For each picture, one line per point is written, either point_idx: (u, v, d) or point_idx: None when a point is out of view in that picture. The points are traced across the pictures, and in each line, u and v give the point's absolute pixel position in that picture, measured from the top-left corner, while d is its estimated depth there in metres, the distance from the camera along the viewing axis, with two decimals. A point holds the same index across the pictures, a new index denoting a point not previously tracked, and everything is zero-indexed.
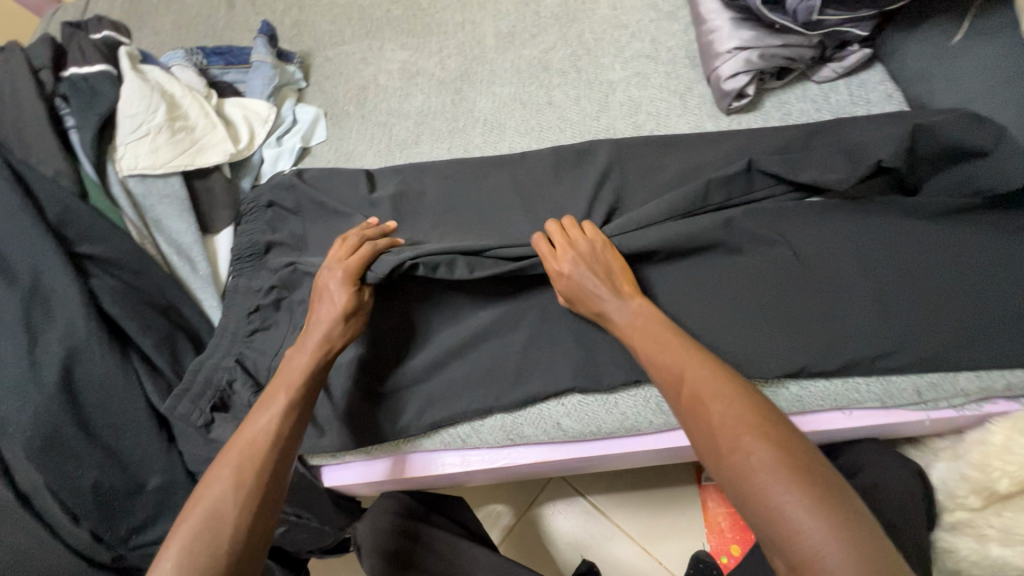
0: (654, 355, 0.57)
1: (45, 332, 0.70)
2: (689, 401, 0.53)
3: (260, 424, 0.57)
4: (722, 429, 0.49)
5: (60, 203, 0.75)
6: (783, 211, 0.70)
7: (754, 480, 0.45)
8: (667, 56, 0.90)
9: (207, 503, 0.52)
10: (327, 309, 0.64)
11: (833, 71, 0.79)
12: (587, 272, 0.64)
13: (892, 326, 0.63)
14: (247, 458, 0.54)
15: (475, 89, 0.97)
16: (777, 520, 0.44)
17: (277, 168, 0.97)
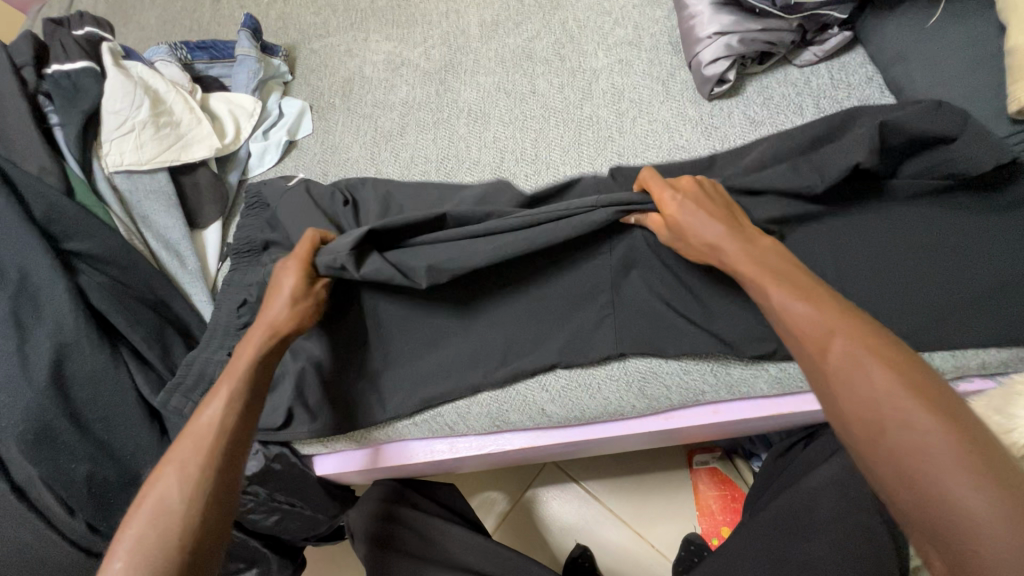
0: (790, 311, 0.50)
1: (34, 328, 0.71)
2: (832, 368, 0.46)
3: (206, 415, 0.56)
4: (884, 401, 0.42)
5: (45, 200, 0.76)
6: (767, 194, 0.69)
7: (922, 463, 0.40)
8: (650, 42, 0.90)
9: (154, 499, 0.51)
10: (277, 296, 0.64)
11: (814, 54, 0.79)
12: (703, 207, 0.60)
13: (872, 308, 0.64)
14: (192, 451, 0.54)
15: (458, 80, 0.97)
16: (942, 510, 0.38)
17: (264, 162, 0.97)
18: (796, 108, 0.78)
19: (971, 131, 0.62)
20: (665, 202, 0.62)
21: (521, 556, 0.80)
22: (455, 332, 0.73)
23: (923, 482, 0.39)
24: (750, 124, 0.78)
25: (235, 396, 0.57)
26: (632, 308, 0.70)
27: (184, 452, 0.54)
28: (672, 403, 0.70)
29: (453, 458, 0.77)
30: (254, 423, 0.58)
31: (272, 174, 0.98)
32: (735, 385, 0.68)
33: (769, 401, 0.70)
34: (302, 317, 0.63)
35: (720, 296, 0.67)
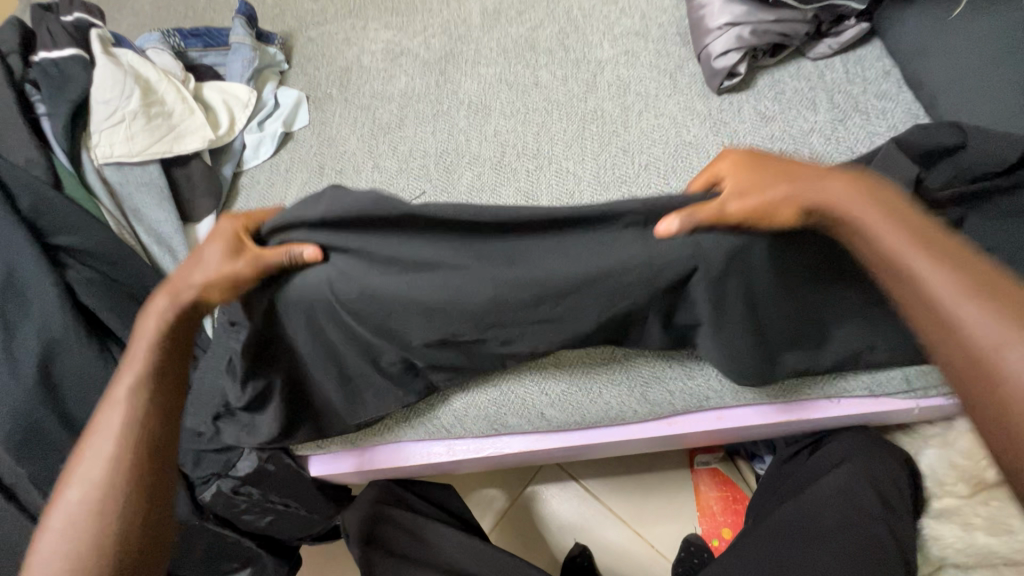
0: (871, 234, 0.46)
1: (21, 325, 0.69)
2: (921, 290, 0.43)
3: (112, 414, 0.54)
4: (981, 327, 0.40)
5: (32, 192, 0.73)
6: None
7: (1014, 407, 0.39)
8: (657, 33, 0.87)
9: (66, 506, 0.51)
10: (193, 277, 0.55)
11: (829, 46, 0.75)
12: (779, 173, 0.49)
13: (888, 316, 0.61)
14: (99, 455, 0.52)
15: (459, 70, 0.94)
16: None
17: (259, 154, 0.94)
18: (811, 103, 0.74)
19: (973, 137, 0.57)
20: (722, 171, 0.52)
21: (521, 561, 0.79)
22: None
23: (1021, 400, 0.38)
24: (762, 120, 0.75)
25: (134, 389, 0.54)
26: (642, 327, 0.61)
27: (91, 453, 0.52)
28: (676, 408, 0.68)
29: (451, 460, 0.76)
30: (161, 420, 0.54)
31: (266, 166, 0.95)
32: (741, 391, 0.66)
33: (775, 408, 0.68)
34: (219, 295, 0.54)
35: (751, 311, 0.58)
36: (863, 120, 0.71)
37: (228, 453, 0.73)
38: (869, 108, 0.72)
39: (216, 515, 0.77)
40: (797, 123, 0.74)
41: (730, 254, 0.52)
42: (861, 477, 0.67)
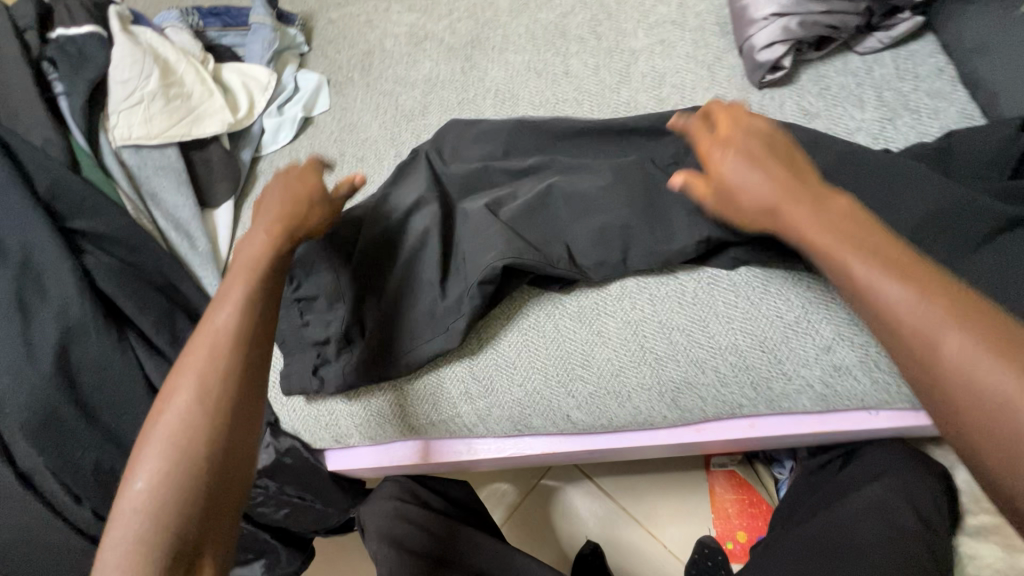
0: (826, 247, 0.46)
1: (38, 311, 0.67)
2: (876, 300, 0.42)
3: (219, 320, 0.50)
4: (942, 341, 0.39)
5: (50, 174, 0.71)
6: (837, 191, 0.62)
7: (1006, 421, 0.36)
8: (695, 22, 0.83)
9: (174, 413, 0.46)
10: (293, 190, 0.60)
11: (880, 40, 0.71)
12: (756, 155, 0.53)
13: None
14: (209, 358, 0.48)
15: (486, 57, 0.91)
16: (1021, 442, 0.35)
17: (278, 139, 0.92)
18: (857, 100, 0.70)
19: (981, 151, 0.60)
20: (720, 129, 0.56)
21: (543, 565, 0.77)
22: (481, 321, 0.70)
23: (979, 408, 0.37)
24: (804, 116, 0.72)
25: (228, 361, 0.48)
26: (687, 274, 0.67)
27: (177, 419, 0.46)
28: (707, 415, 0.66)
29: (472, 459, 0.74)
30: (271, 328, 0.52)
31: (285, 152, 0.93)
32: (776, 401, 0.64)
33: (807, 417, 0.66)
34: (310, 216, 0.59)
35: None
36: (914, 119, 0.68)
37: None
38: (920, 106, 0.68)
39: None
40: (842, 120, 0.70)
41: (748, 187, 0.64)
42: (897, 494, 0.66)
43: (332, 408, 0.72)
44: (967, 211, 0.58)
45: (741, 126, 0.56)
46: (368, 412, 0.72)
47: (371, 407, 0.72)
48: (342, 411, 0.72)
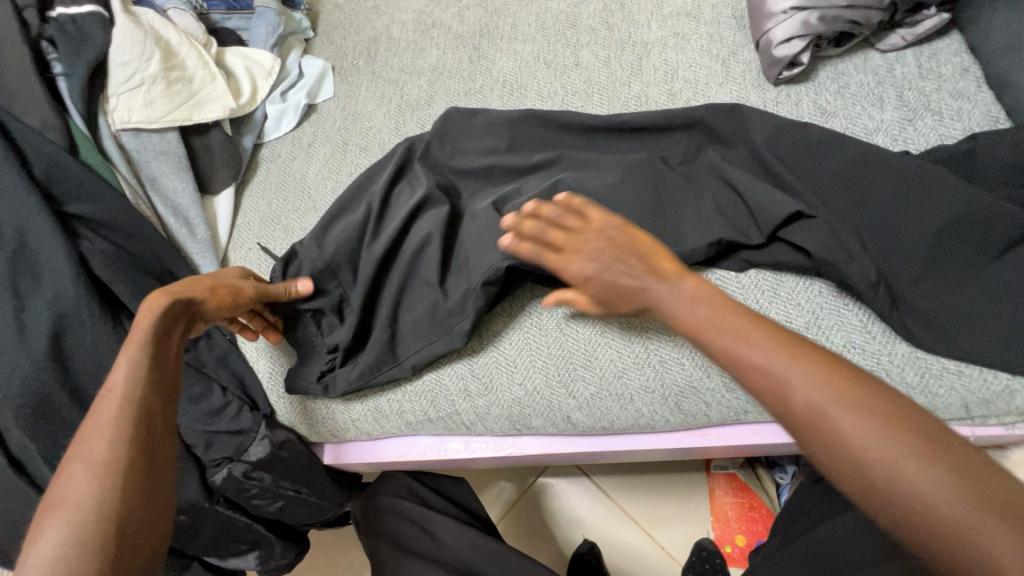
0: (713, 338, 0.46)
1: (32, 297, 0.66)
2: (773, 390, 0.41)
3: (116, 376, 0.46)
4: (837, 417, 0.38)
5: (47, 157, 0.70)
6: (853, 193, 0.61)
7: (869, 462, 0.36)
8: (711, 15, 0.80)
9: (65, 483, 0.41)
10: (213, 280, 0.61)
11: (903, 37, 0.69)
12: (614, 257, 0.54)
13: (928, 326, 0.57)
14: (108, 414, 0.44)
15: (495, 47, 0.89)
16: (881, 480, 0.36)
17: (282, 125, 0.91)
18: (876, 100, 0.68)
19: (1006, 153, 0.58)
20: (567, 243, 0.57)
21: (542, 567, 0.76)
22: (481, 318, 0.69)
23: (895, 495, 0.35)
24: (821, 115, 0.69)
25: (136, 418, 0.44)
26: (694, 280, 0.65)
27: (77, 488, 0.40)
28: (710, 420, 0.64)
29: (468, 457, 0.73)
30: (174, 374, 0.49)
31: (288, 139, 0.92)
32: None
33: None
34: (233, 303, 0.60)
35: (761, 203, 0.61)
36: (935, 120, 0.66)
37: (241, 437, 0.71)
38: (942, 107, 0.66)
39: (226, 497, 0.75)
40: (860, 120, 0.68)
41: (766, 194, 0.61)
42: None
43: (329, 403, 0.72)
44: (988, 217, 0.56)
45: (582, 234, 0.56)
46: (366, 408, 0.71)
47: (368, 403, 0.71)
48: (340, 406, 0.72)
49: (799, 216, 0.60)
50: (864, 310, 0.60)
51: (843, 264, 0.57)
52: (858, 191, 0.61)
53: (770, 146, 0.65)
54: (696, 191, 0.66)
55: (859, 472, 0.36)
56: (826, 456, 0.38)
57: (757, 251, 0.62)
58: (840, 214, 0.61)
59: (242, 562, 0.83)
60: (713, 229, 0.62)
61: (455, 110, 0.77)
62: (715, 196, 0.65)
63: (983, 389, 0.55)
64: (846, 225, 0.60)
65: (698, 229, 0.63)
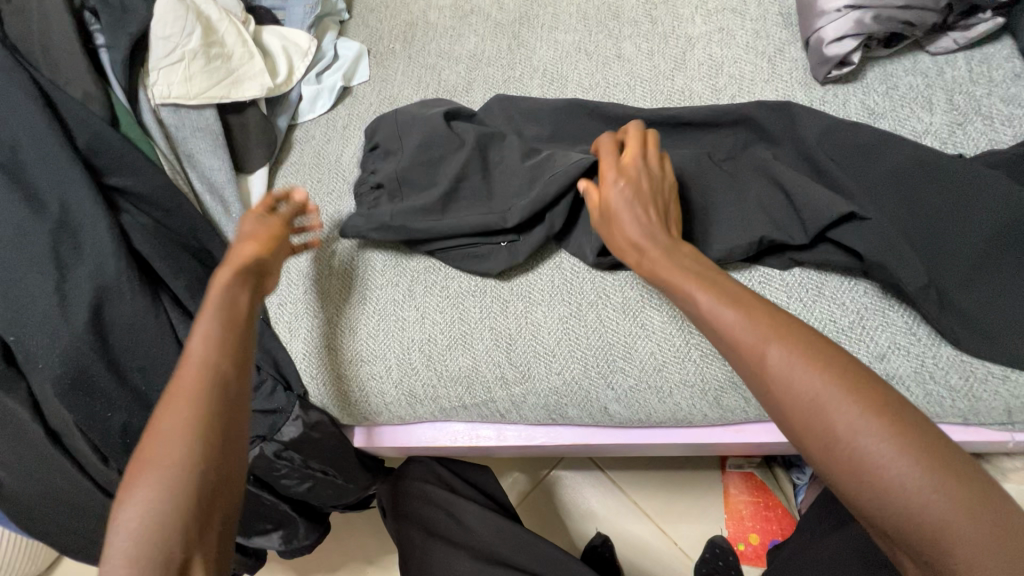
0: (719, 321, 0.47)
1: (73, 267, 0.65)
2: (788, 384, 0.43)
3: (198, 345, 0.48)
4: (805, 385, 0.42)
5: (89, 128, 0.70)
6: (902, 195, 0.61)
7: (829, 424, 0.40)
8: (757, 11, 0.80)
9: (160, 443, 0.44)
10: (250, 232, 0.60)
11: (954, 41, 0.69)
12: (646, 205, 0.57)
13: (979, 332, 0.56)
14: (190, 387, 0.46)
15: (535, 35, 0.88)
16: (837, 442, 0.40)
17: (315, 109, 0.91)
18: (926, 102, 0.68)
19: None
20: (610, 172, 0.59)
21: (572, 556, 0.76)
22: (515, 303, 0.70)
23: (890, 495, 0.38)
24: (868, 116, 0.69)
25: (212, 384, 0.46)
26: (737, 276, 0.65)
27: (167, 452, 0.43)
28: (747, 416, 0.65)
29: (499, 445, 0.74)
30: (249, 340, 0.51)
31: (323, 122, 0.91)
32: None
33: None
34: (276, 252, 0.60)
35: (813, 200, 0.60)
36: (985, 124, 0.65)
37: (275, 416, 0.71)
38: (993, 112, 0.66)
39: (256, 477, 0.76)
40: (909, 122, 0.68)
41: (816, 189, 0.61)
42: None
43: (364, 385, 0.72)
44: None
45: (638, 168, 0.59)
46: (400, 392, 0.71)
47: (402, 388, 0.71)
48: (374, 388, 0.71)
49: (851, 217, 0.60)
50: (910, 312, 0.60)
51: (895, 266, 0.57)
52: (908, 194, 0.61)
53: (817, 144, 0.65)
54: (742, 188, 0.66)
55: (817, 432, 0.41)
56: (794, 418, 0.42)
57: (803, 250, 0.62)
58: (889, 213, 0.61)
59: (266, 542, 0.84)
60: (762, 224, 0.62)
61: (497, 99, 0.79)
62: (761, 193, 0.64)
63: None
64: (897, 226, 0.60)
65: (749, 224, 0.62)
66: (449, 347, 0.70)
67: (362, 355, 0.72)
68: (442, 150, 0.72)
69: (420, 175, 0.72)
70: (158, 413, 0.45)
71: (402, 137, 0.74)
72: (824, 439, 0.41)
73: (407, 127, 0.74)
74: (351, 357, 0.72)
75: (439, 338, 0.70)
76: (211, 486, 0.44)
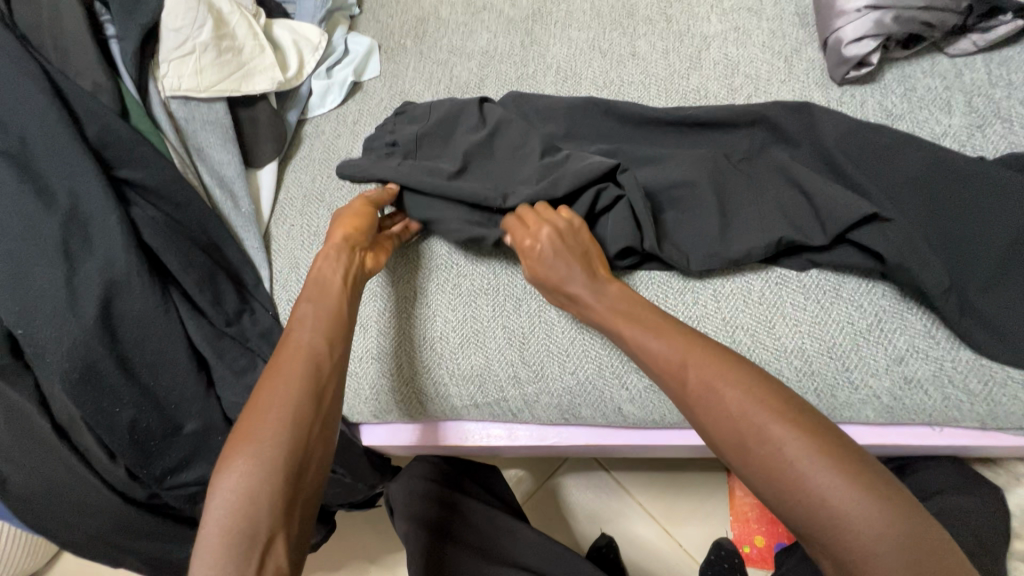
0: (647, 347, 0.52)
1: (81, 261, 0.65)
2: (705, 402, 0.47)
3: (302, 334, 0.54)
4: (719, 390, 0.46)
5: (100, 120, 0.69)
6: (924, 198, 0.60)
7: (744, 423, 0.44)
8: (773, 10, 0.79)
9: (263, 419, 0.47)
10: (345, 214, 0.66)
11: (974, 43, 0.68)
12: (567, 250, 0.59)
13: (1001, 339, 0.56)
14: (287, 369, 0.51)
15: (548, 32, 0.87)
16: (750, 441, 0.44)
17: (326, 102, 0.90)
18: (944, 105, 0.67)
19: None
20: (537, 224, 0.61)
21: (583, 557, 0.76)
22: (528, 302, 0.69)
23: (786, 484, 0.42)
24: (886, 117, 0.69)
25: (307, 365, 0.52)
26: (755, 276, 0.64)
27: (266, 429, 0.47)
28: None
29: (510, 444, 0.73)
30: (341, 334, 0.56)
31: (333, 117, 0.91)
32: (837, 409, 0.61)
33: (874, 430, 0.62)
34: (362, 229, 0.65)
35: (833, 202, 0.60)
36: (1005, 128, 0.65)
37: None
38: (1013, 115, 0.65)
39: None
40: (927, 124, 0.67)
41: (836, 190, 0.60)
42: (951, 512, 0.63)
43: (374, 382, 0.71)
44: None
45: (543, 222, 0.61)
46: (412, 389, 0.70)
47: (414, 385, 0.70)
48: (386, 384, 0.71)
49: (873, 218, 0.59)
50: (927, 315, 0.59)
51: (917, 269, 0.56)
52: (928, 197, 0.60)
53: (835, 146, 0.65)
54: (759, 189, 0.65)
55: (737, 433, 0.44)
56: (711, 421, 0.46)
57: (822, 251, 0.62)
58: (909, 214, 0.60)
59: None
60: (781, 227, 0.61)
61: (516, 94, 0.78)
62: (779, 195, 0.63)
63: None
64: (918, 229, 0.59)
65: (769, 224, 0.62)
66: (461, 345, 0.69)
67: (372, 352, 0.71)
68: (464, 132, 0.73)
69: (436, 144, 0.73)
70: (258, 393, 0.49)
71: (429, 110, 0.75)
72: (738, 440, 0.44)
73: (436, 104, 0.76)
74: (362, 353, 0.71)
75: (452, 336, 0.70)
76: (300, 463, 0.47)
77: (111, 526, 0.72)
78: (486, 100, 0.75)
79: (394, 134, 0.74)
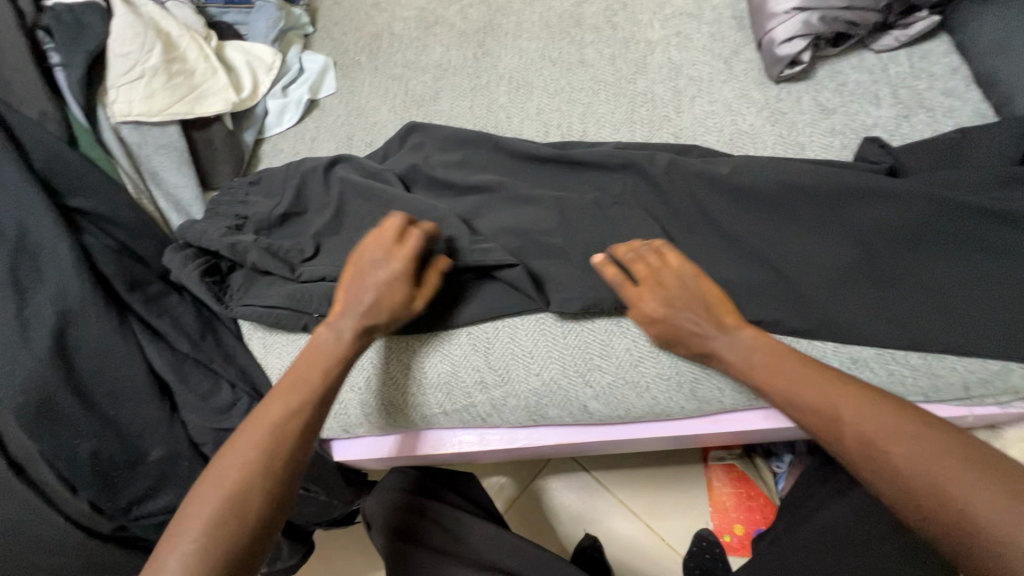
0: (795, 401, 0.53)
1: (32, 291, 0.63)
2: (871, 459, 0.48)
3: (275, 418, 0.55)
4: (887, 451, 0.47)
5: (47, 149, 0.68)
6: (862, 188, 0.63)
7: (915, 478, 0.45)
8: (712, 15, 0.83)
9: (217, 509, 0.50)
10: (374, 280, 0.60)
11: (896, 39, 0.72)
12: (688, 315, 0.58)
13: (928, 314, 0.60)
14: (254, 460, 0.52)
15: (499, 43, 0.89)
16: (934, 494, 0.44)
17: (283, 120, 0.90)
18: (873, 97, 0.71)
19: (988, 150, 0.63)
20: (645, 288, 0.60)
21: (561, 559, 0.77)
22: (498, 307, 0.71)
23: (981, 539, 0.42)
24: (821, 112, 0.72)
25: (274, 455, 0.53)
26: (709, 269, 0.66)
27: (229, 526, 0.49)
28: (723, 406, 0.66)
29: (482, 450, 0.73)
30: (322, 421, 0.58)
31: (291, 135, 0.91)
32: None
33: None
34: (397, 308, 0.60)
35: None
36: (929, 117, 0.69)
37: None
38: (935, 105, 0.69)
39: None
40: (858, 116, 0.71)
41: None
42: None
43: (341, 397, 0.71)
44: (977, 213, 0.60)
45: (665, 279, 0.59)
46: (379, 402, 0.70)
47: (380, 396, 0.70)
48: (352, 399, 0.71)
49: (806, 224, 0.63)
50: None
51: None
52: (864, 185, 0.63)
53: None
54: (706, 186, 0.68)
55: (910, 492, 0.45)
56: (879, 479, 0.47)
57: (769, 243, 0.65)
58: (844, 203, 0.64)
59: None
60: None
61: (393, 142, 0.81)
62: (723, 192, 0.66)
63: (981, 369, 0.59)
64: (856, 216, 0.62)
65: None
66: (427, 353, 0.70)
67: None
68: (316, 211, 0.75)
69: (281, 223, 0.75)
70: (206, 481, 0.51)
71: (282, 185, 0.77)
72: (927, 499, 0.45)
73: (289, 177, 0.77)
74: None
75: (418, 345, 0.70)
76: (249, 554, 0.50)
77: (74, 562, 0.70)
78: (337, 163, 0.78)
79: (245, 210, 0.76)
